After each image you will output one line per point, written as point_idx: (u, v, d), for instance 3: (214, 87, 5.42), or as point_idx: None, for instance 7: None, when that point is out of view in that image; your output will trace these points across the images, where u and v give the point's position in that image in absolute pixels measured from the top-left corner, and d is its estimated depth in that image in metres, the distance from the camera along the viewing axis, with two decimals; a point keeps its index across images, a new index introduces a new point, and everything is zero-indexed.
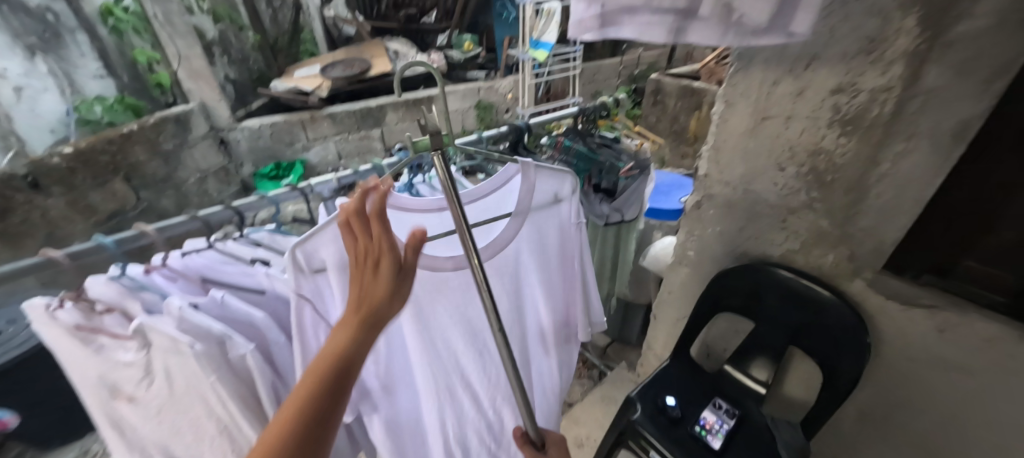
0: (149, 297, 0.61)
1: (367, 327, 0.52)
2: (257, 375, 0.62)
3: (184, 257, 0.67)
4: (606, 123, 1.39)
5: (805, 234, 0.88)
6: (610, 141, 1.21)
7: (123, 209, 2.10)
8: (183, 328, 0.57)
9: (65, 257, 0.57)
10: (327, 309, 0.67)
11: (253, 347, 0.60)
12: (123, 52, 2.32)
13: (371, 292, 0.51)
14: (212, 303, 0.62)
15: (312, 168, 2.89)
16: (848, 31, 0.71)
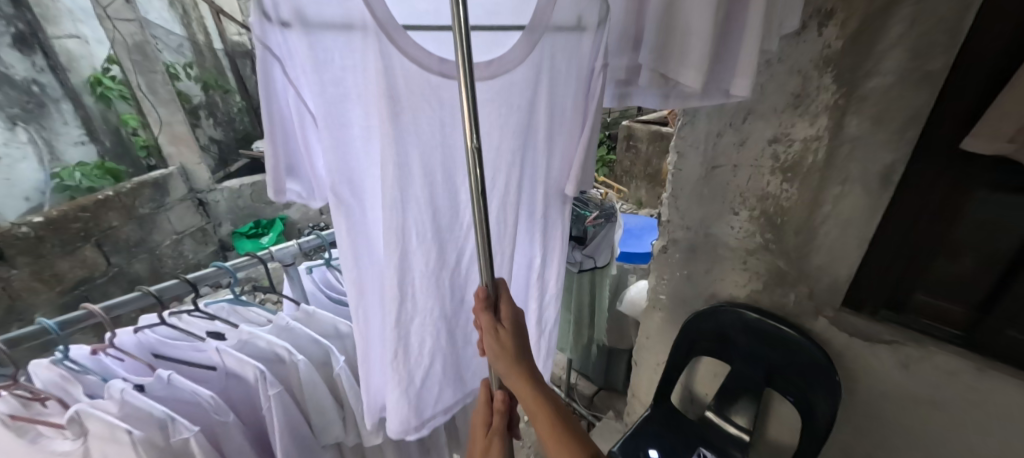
0: (91, 380, 0.58)
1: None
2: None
3: (136, 334, 0.65)
4: None
5: (765, 274, 0.91)
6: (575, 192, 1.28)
7: (92, 276, 2.05)
8: (124, 414, 0.54)
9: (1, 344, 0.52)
10: (296, 80, 0.52)
11: (197, 429, 0.57)
12: (107, 119, 2.37)
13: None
14: (158, 383, 0.59)
15: (292, 224, 2.88)
16: (776, 88, 0.78)
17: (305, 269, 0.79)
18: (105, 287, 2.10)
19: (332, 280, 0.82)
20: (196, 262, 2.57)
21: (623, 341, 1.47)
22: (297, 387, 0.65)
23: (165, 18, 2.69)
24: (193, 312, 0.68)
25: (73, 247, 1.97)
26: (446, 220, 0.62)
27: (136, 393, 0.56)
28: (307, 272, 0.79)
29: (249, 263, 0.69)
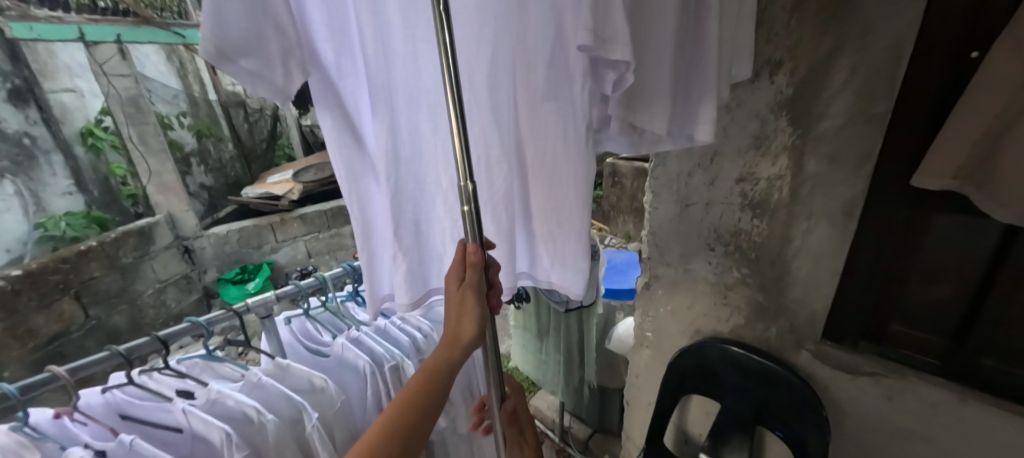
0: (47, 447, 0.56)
1: (452, 345, 0.53)
2: None
3: (104, 394, 0.63)
4: None
5: (745, 309, 0.92)
6: None
7: (68, 330, 1.98)
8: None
9: None
10: None
11: None
12: (97, 169, 2.38)
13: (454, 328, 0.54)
14: (120, 449, 0.57)
15: (279, 269, 2.85)
16: (737, 130, 0.83)
17: (282, 319, 0.79)
18: (80, 342, 2.02)
19: (310, 330, 0.81)
20: (178, 311, 2.51)
21: (615, 380, 1.44)
22: (265, 447, 0.62)
23: (162, 72, 2.78)
24: (163, 369, 0.67)
25: (51, 300, 1.91)
26: (439, 95, 0.59)
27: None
28: (284, 323, 0.79)
29: (224, 316, 0.68)
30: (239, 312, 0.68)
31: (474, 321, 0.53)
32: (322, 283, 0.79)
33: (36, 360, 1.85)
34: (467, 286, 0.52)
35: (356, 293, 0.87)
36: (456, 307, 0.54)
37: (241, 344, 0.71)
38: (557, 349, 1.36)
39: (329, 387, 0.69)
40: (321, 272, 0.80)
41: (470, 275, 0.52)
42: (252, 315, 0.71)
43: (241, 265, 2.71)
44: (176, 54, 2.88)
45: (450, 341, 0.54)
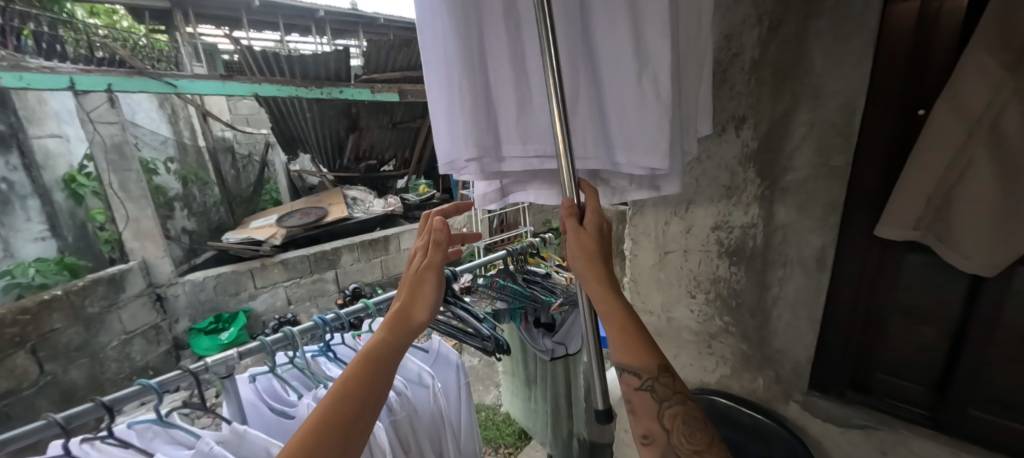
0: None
1: (404, 324, 0.59)
2: None
3: None
4: (537, 261, 1.41)
5: (730, 358, 0.90)
6: (540, 279, 1.24)
7: (18, 388, 1.83)
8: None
9: None
10: None
11: None
12: (74, 214, 2.31)
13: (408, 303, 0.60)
14: None
15: (257, 317, 2.75)
16: (708, 181, 0.85)
17: (248, 376, 0.74)
18: (31, 401, 1.86)
19: (276, 388, 0.76)
20: (143, 364, 2.36)
21: None
22: None
23: (153, 119, 2.82)
24: (106, 439, 0.60)
25: (4, 355, 1.78)
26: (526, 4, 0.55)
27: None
28: (248, 380, 0.74)
29: (180, 379, 0.63)
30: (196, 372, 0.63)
31: (430, 301, 0.61)
32: (290, 341, 0.73)
33: None
34: (429, 264, 0.62)
35: (328, 349, 0.82)
36: (412, 287, 0.62)
37: (200, 409, 0.65)
38: (545, 399, 1.31)
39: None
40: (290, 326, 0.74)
41: (432, 253, 0.63)
42: (211, 376, 0.67)
43: (216, 314, 2.60)
44: (168, 102, 2.95)
45: (401, 318, 0.59)
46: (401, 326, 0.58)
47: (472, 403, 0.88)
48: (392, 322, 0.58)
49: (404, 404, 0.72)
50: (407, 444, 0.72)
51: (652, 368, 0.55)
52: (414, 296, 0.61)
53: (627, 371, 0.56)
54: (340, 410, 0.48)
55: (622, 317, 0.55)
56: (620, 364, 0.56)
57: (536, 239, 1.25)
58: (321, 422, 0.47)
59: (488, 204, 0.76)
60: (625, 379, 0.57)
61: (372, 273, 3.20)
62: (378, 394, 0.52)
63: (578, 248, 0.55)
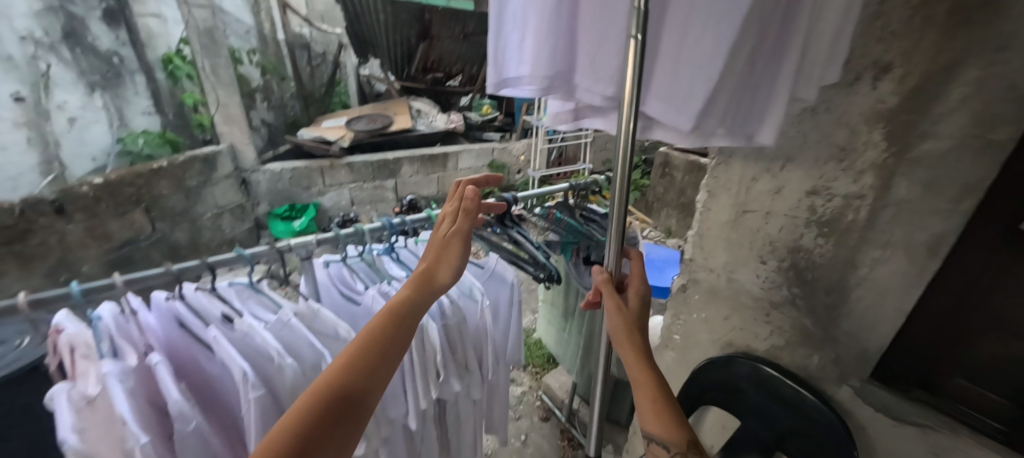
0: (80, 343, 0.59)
1: (425, 284, 0.60)
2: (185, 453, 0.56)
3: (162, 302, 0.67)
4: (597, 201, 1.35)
5: (789, 330, 0.85)
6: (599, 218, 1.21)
7: (138, 238, 2.03)
8: (105, 400, 0.54)
9: (28, 303, 0.55)
10: None
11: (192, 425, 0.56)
12: (173, 94, 2.53)
13: (432, 266, 0.62)
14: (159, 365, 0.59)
15: (324, 212, 2.93)
16: (819, 137, 0.74)
17: (319, 262, 0.79)
18: (146, 251, 2.08)
19: (346, 277, 0.80)
20: (231, 238, 2.56)
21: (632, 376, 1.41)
22: (283, 390, 0.63)
23: (238, 6, 2.92)
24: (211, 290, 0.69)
25: (124, 211, 1.95)
26: None
27: (117, 381, 0.54)
28: (322, 266, 0.79)
29: (269, 254, 0.71)
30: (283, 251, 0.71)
31: (451, 267, 0.62)
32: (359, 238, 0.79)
33: (109, 260, 1.91)
34: (456, 231, 0.63)
35: (391, 250, 0.85)
36: (434, 252, 0.63)
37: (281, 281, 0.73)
38: (579, 332, 1.36)
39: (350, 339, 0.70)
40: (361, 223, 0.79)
41: (461, 221, 0.64)
42: (294, 255, 0.74)
43: (290, 203, 2.77)
44: None
45: (424, 278, 0.60)
46: (423, 285, 0.59)
47: (519, 322, 0.93)
48: (414, 282, 0.59)
49: (456, 313, 0.76)
50: (456, 346, 0.78)
51: (682, 443, 0.50)
52: (438, 259, 0.62)
53: (654, 441, 0.52)
54: (360, 357, 0.50)
55: (644, 372, 0.56)
56: (650, 441, 0.53)
57: (601, 177, 1.21)
58: (338, 373, 0.48)
59: (559, 124, 0.73)
60: (651, 448, 0.52)
61: (429, 188, 3.22)
62: (394, 348, 0.53)
63: (619, 318, 0.59)
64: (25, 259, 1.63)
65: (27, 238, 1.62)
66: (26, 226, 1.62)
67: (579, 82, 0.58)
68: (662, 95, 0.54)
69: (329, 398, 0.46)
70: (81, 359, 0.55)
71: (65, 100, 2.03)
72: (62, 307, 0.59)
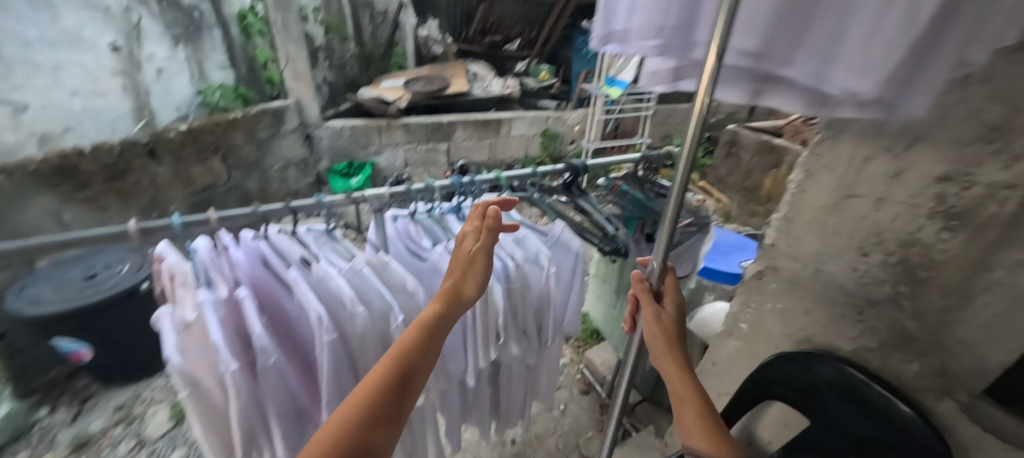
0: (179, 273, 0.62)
1: (453, 297, 0.58)
2: (268, 386, 0.58)
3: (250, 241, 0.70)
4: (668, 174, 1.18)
5: (884, 332, 0.72)
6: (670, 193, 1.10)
7: (215, 184, 2.17)
8: (200, 326, 0.57)
9: (137, 229, 0.59)
10: None
11: (274, 359, 0.57)
12: (245, 50, 2.67)
13: (456, 280, 0.60)
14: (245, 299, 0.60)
15: (379, 171, 2.98)
16: (965, 112, 0.55)
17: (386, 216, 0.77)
18: (223, 197, 2.22)
19: (412, 233, 0.78)
20: (296, 190, 2.70)
21: None
22: (355, 336, 0.64)
23: None
24: (291, 235, 0.71)
25: (207, 157, 2.09)
26: None
27: (211, 309, 0.57)
28: (390, 220, 0.77)
29: (346, 203, 0.72)
30: (358, 202, 0.71)
31: (478, 282, 0.61)
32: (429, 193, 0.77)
33: (192, 202, 2.06)
34: (479, 248, 0.63)
35: (458, 209, 0.83)
36: (457, 266, 0.61)
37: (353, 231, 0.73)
38: None
39: (417, 294, 0.69)
40: (431, 180, 0.78)
41: (485, 239, 0.64)
42: (367, 205, 0.74)
43: (349, 160, 2.85)
44: None
45: (450, 291, 0.58)
46: (449, 299, 0.57)
47: (582, 295, 0.85)
48: (440, 297, 0.57)
49: (520, 277, 0.73)
50: (516, 310, 0.76)
51: None
52: (463, 273, 0.61)
53: None
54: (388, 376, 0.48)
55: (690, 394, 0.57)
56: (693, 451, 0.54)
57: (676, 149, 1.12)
58: (375, 389, 0.46)
59: (654, 85, 0.64)
60: None
61: (480, 154, 3.16)
62: (423, 367, 0.51)
63: (658, 328, 0.60)
64: (125, 195, 1.79)
65: (125, 177, 1.77)
66: (125, 166, 1.76)
67: (700, 35, 0.50)
68: (808, 46, 0.42)
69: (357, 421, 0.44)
70: (179, 287, 0.61)
71: (155, 52, 2.17)
72: (166, 237, 0.63)
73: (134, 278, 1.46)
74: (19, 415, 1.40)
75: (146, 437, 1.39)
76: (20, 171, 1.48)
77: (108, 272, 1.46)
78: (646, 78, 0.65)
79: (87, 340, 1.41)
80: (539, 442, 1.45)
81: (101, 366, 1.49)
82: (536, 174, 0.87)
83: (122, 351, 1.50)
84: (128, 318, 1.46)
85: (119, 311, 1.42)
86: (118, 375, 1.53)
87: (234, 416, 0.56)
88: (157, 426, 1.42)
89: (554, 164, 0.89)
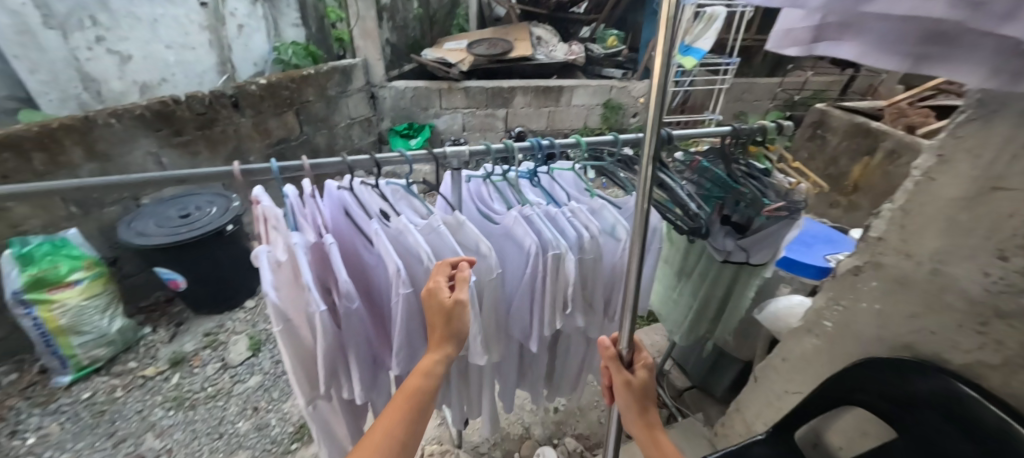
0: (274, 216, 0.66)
1: (440, 350, 0.58)
2: (350, 330, 0.61)
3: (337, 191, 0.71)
4: (759, 151, 1.00)
5: (1013, 349, 0.60)
6: (758, 172, 0.97)
7: (289, 138, 2.27)
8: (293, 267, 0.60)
9: (241, 171, 0.61)
10: None
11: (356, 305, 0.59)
12: (316, 9, 2.71)
13: (442, 328, 0.58)
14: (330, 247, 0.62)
15: (438, 134, 3.01)
16: None
17: (477, 177, 0.78)
18: (296, 150, 2.33)
19: (484, 195, 0.78)
20: (359, 148, 2.79)
21: (743, 351, 1.30)
22: (428, 291, 0.64)
23: None
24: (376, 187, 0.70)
25: (282, 112, 2.19)
26: None
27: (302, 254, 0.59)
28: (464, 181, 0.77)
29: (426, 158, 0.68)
30: (439, 159, 0.67)
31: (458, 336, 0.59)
32: (511, 153, 0.70)
33: (269, 154, 2.19)
34: (455, 305, 0.57)
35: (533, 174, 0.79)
36: (441, 315, 0.58)
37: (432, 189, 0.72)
38: (693, 294, 1.25)
39: (492, 258, 0.67)
40: (511, 140, 0.70)
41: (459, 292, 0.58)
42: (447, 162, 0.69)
43: (410, 122, 2.91)
44: None
45: (440, 342, 0.58)
46: (442, 350, 0.58)
47: (654, 271, 0.81)
48: (430, 352, 0.57)
49: (594, 249, 0.71)
50: (587, 282, 0.74)
51: None
52: (451, 323, 0.58)
53: None
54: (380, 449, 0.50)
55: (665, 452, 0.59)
56: None
57: (772, 124, 0.96)
58: None
59: (785, 47, 0.51)
60: None
61: (538, 122, 3.08)
62: (414, 434, 0.54)
63: (629, 398, 0.57)
64: (213, 141, 1.93)
65: (213, 126, 1.91)
66: (213, 115, 1.89)
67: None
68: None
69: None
70: (273, 229, 0.63)
71: (237, 7, 2.27)
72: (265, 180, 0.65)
73: (214, 222, 1.58)
74: (128, 331, 1.57)
75: (229, 362, 1.56)
76: (128, 116, 1.64)
77: (199, 213, 1.60)
78: (777, 37, 0.52)
79: (181, 271, 1.57)
80: (582, 414, 1.46)
81: (193, 297, 1.67)
82: (616, 141, 0.79)
83: (208, 285, 1.66)
84: (213, 255, 1.61)
85: (204, 248, 1.57)
86: (206, 305, 1.71)
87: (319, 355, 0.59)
88: (238, 354, 1.59)
89: (637, 131, 0.81)
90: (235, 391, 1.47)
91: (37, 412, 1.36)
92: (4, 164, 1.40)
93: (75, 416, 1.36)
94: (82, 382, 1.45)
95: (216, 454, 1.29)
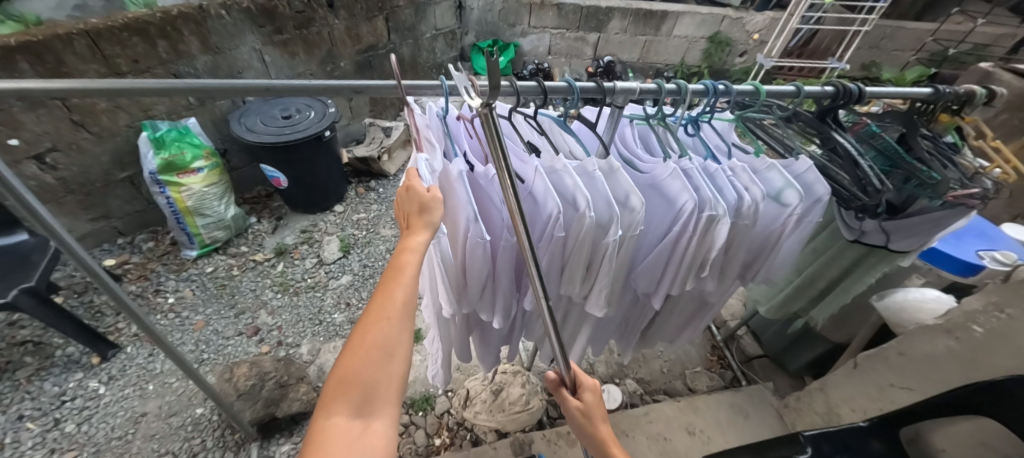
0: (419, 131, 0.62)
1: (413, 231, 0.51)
2: (500, 260, 0.62)
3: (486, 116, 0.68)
4: (950, 121, 0.85)
5: None
6: (942, 148, 0.82)
7: (377, 46, 2.19)
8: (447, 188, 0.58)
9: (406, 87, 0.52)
10: None
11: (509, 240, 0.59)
12: None
13: (416, 211, 0.51)
14: (484, 177, 0.59)
15: (521, 55, 2.81)
16: None
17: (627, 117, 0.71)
18: (382, 60, 2.25)
19: (627, 138, 0.75)
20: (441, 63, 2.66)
21: (838, 333, 1.24)
22: (574, 237, 0.62)
23: None
24: (530, 116, 0.62)
25: (373, 16, 2.07)
26: None
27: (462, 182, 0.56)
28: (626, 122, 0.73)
29: (595, 93, 0.60)
30: (610, 94, 0.59)
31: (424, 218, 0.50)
32: (682, 96, 0.62)
33: (358, 61, 2.14)
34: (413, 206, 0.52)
35: (694, 122, 0.70)
36: (413, 205, 0.52)
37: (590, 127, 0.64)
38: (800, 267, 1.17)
39: (641, 211, 0.61)
40: (686, 80, 0.61)
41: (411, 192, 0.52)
42: (613, 100, 0.62)
43: (495, 38, 2.70)
44: None
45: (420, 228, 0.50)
46: (425, 222, 0.51)
47: (802, 243, 0.74)
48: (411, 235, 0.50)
49: (752, 215, 0.64)
50: (729, 245, 0.69)
51: None
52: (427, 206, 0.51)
53: None
54: (390, 319, 0.47)
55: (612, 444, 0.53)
56: None
57: (984, 90, 0.79)
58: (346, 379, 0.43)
59: None
60: None
61: (630, 52, 2.79)
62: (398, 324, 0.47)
63: (584, 423, 0.56)
64: (309, 43, 1.92)
65: (310, 26, 1.88)
66: (310, 15, 1.85)
67: None
68: None
69: (369, 362, 0.44)
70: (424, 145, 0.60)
71: None
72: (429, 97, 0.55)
73: (312, 128, 1.62)
74: (240, 219, 1.73)
75: (324, 259, 1.71)
76: (235, 8, 1.64)
77: (300, 116, 1.66)
78: None
79: (283, 171, 1.67)
80: (645, 361, 1.51)
81: (293, 196, 1.79)
82: (799, 93, 0.67)
83: (306, 187, 1.76)
84: (311, 160, 1.69)
85: (301, 151, 1.63)
86: (302, 205, 1.83)
87: (470, 274, 0.62)
88: (331, 253, 1.73)
89: (823, 84, 0.68)
90: (330, 286, 1.63)
91: (173, 276, 1.59)
92: (135, 48, 1.48)
93: (203, 286, 1.58)
94: (206, 257, 1.66)
95: (318, 337, 1.47)
